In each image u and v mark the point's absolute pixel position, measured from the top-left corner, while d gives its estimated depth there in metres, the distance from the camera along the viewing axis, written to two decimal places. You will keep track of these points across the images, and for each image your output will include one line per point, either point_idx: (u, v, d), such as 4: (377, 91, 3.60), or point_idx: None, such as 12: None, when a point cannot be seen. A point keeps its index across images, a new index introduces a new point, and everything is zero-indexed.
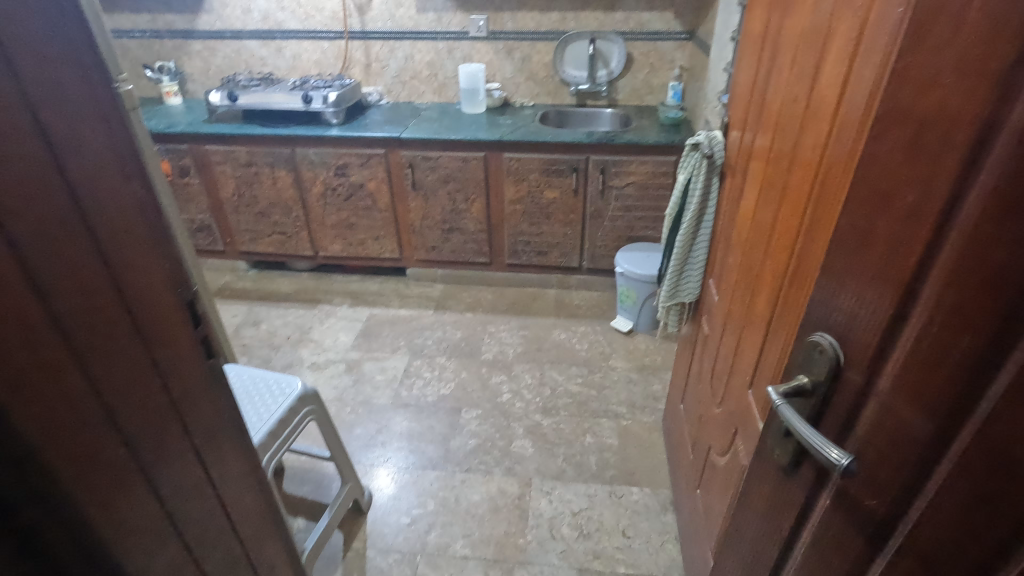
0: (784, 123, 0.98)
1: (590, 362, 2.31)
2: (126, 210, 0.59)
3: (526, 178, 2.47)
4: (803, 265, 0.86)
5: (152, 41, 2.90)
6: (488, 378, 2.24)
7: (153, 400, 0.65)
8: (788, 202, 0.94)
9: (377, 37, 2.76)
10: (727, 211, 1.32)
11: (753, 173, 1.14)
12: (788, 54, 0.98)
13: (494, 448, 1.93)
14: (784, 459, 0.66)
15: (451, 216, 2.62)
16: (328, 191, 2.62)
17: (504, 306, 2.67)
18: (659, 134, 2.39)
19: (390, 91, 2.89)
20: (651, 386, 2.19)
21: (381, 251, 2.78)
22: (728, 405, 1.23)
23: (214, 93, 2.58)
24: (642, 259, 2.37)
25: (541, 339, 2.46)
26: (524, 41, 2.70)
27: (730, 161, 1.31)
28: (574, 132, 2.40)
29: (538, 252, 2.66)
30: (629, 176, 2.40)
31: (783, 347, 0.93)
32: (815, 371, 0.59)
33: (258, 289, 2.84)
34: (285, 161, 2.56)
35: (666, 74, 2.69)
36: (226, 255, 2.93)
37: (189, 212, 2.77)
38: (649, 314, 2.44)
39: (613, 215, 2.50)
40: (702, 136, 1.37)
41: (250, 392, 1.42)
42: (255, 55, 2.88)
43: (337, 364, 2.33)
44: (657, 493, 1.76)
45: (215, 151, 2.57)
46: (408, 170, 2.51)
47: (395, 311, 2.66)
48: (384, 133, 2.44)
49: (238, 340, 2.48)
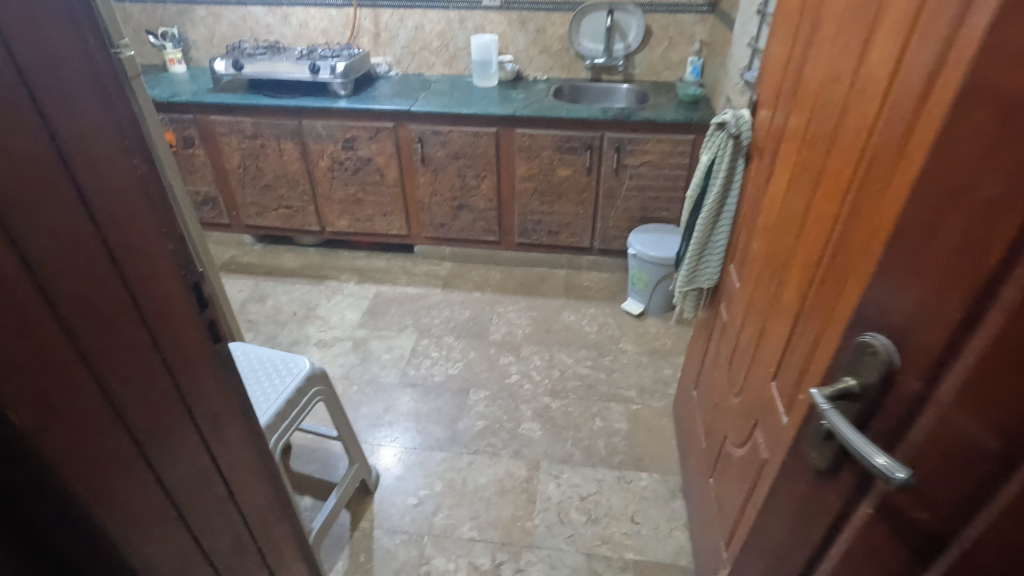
0: (821, 104, 0.93)
1: (599, 345, 2.27)
2: (127, 187, 0.55)
3: (538, 155, 2.40)
4: (841, 255, 0.81)
5: (155, 6, 2.82)
6: (497, 360, 2.21)
7: (159, 388, 0.62)
8: (824, 187, 0.89)
9: (386, 5, 2.67)
10: (752, 195, 1.26)
11: (784, 156, 1.09)
12: (828, 30, 0.93)
13: (502, 430, 1.91)
14: (821, 463, 0.63)
15: (461, 193, 2.56)
16: (335, 165, 2.56)
17: (513, 287, 2.63)
18: (677, 112, 2.31)
19: (399, 62, 2.81)
20: (661, 370, 2.16)
21: (388, 228, 2.72)
22: (747, 395, 1.19)
23: (218, 62, 2.51)
24: (655, 241, 2.32)
25: (550, 320, 2.42)
26: (539, 12, 2.60)
27: (757, 142, 1.26)
28: (589, 109, 2.33)
29: (549, 232, 2.61)
30: (644, 155, 2.33)
31: (815, 340, 0.89)
32: (863, 373, 0.55)
33: (263, 264, 2.81)
34: (291, 133, 2.50)
35: (685, 48, 2.59)
36: (231, 229, 2.88)
37: (195, 184, 2.73)
38: (661, 297, 2.40)
39: (627, 195, 2.44)
40: (728, 114, 1.32)
41: (256, 371, 1.39)
42: (261, 22, 2.79)
43: (343, 342, 2.31)
44: (665, 479, 1.75)
45: (221, 122, 2.51)
46: (418, 145, 2.44)
47: (402, 289, 2.62)
48: (393, 107, 2.37)
49: (244, 316, 2.45)
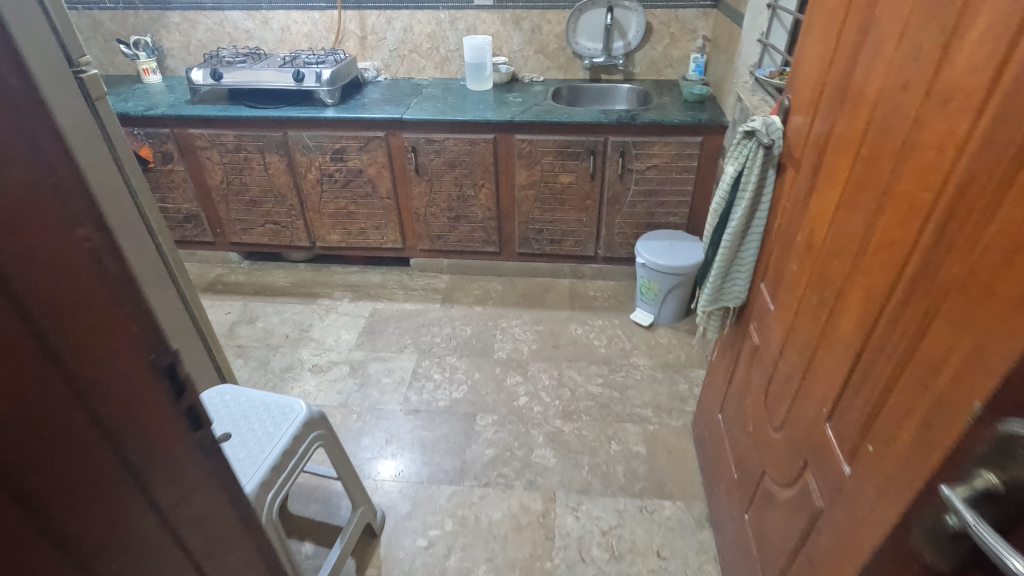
0: (880, 116, 0.83)
1: (610, 361, 2.17)
2: (70, 263, 0.42)
3: (539, 162, 2.28)
4: (923, 291, 0.71)
5: (126, 13, 2.66)
6: (503, 380, 2.10)
7: (121, 502, 0.50)
8: (892, 210, 0.79)
9: (372, 6, 2.53)
10: (788, 211, 1.16)
11: (830, 170, 0.98)
12: (886, 33, 0.82)
13: (514, 458, 1.80)
14: (940, 564, 0.53)
15: (459, 203, 2.43)
16: (324, 177, 2.43)
17: (515, 299, 2.52)
18: (683, 112, 2.20)
19: (387, 66, 2.67)
20: (676, 386, 2.05)
21: (382, 241, 2.59)
22: (791, 430, 1.09)
23: (195, 71, 2.35)
24: (664, 249, 2.22)
25: (556, 335, 2.31)
26: (533, 10, 2.47)
27: (792, 153, 1.15)
28: (591, 112, 2.21)
29: (552, 241, 2.49)
30: (650, 159, 2.22)
31: (885, 385, 0.78)
32: (1012, 472, 0.45)
33: (252, 283, 2.67)
34: (276, 144, 2.36)
35: (687, 44, 2.48)
36: (216, 246, 2.74)
37: (175, 202, 2.58)
38: (672, 307, 2.29)
39: (633, 201, 2.33)
40: (756, 121, 1.21)
41: (246, 419, 1.26)
42: (240, 27, 2.64)
43: (340, 366, 2.18)
44: (690, 506, 1.65)
45: (200, 135, 2.37)
46: (411, 154, 2.31)
47: (399, 305, 2.50)
48: (384, 115, 2.24)
49: (233, 341, 2.31)
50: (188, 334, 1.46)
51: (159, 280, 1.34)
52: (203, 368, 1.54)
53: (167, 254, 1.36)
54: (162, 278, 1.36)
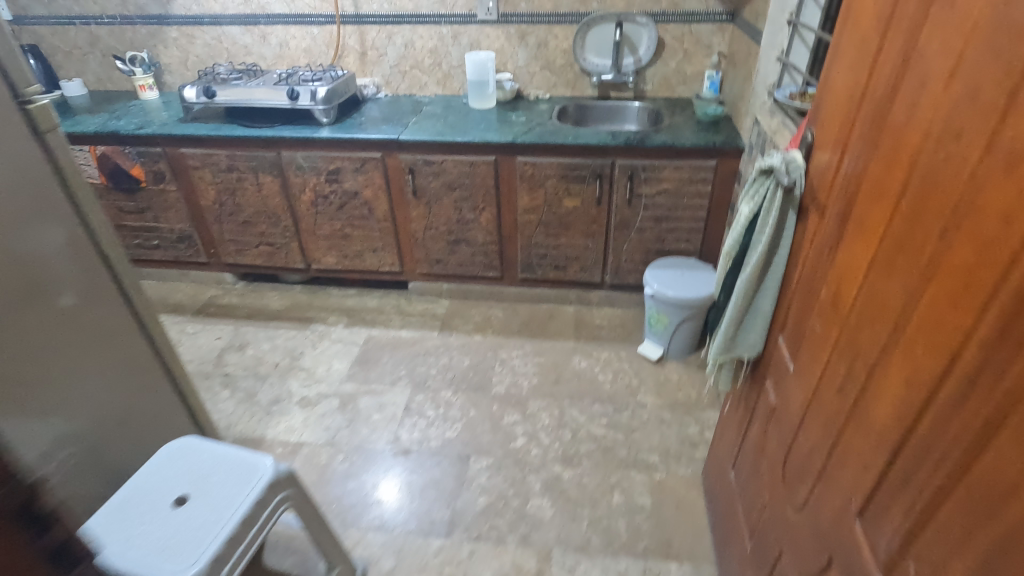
0: (923, 168, 0.69)
1: (615, 399, 2.03)
2: None
3: (542, 185, 2.16)
4: (984, 392, 0.58)
5: (123, 28, 2.61)
6: (500, 419, 1.97)
7: None
8: (939, 285, 0.65)
9: (373, 21, 2.44)
10: (810, 260, 1.02)
11: (861, 223, 0.85)
12: (933, 69, 0.69)
13: (508, 509, 1.67)
14: None
15: (458, 227, 2.32)
16: (319, 199, 2.33)
17: (517, 327, 2.39)
18: (696, 134, 2.07)
19: (388, 82, 2.57)
20: (686, 429, 1.91)
21: (380, 264, 2.49)
22: (812, 517, 0.95)
23: (188, 89, 2.27)
24: (675, 279, 2.08)
25: (559, 368, 2.18)
26: (540, 25, 2.36)
27: (816, 196, 1.02)
28: (597, 133, 2.09)
29: (556, 266, 2.36)
30: (660, 183, 2.09)
31: (932, 498, 0.64)
32: None
33: (245, 306, 2.58)
34: (270, 164, 2.27)
35: (702, 61, 2.35)
36: (210, 267, 2.66)
37: (168, 222, 2.51)
38: (682, 340, 2.15)
39: (642, 226, 2.19)
40: (775, 157, 1.07)
41: (205, 479, 1.15)
42: (237, 42, 2.57)
43: (329, 400, 2.07)
44: (699, 571, 1.50)
45: (192, 154, 2.29)
46: (409, 176, 2.21)
47: (396, 332, 2.38)
48: (381, 135, 2.14)
49: (221, 370, 2.22)
50: (147, 364, 1.39)
51: (113, 307, 1.28)
52: (165, 400, 1.46)
53: (125, 283, 1.30)
54: (117, 307, 1.29)
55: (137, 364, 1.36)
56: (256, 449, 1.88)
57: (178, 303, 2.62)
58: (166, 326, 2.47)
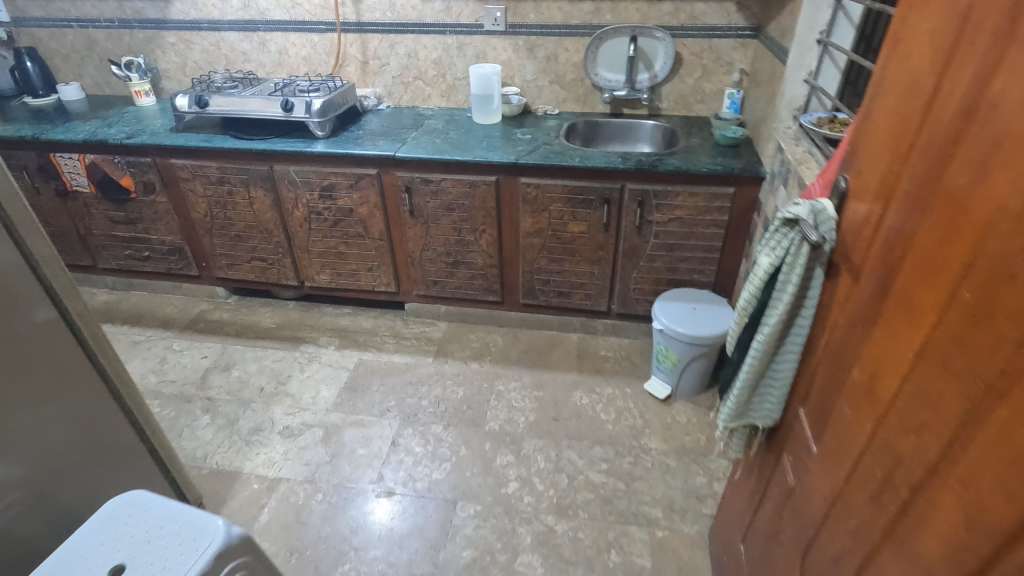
0: (993, 251, 0.55)
1: (617, 441, 1.88)
2: None
3: (546, 209, 2.02)
4: None
5: (121, 32, 2.53)
6: (492, 460, 1.83)
7: None
8: (1015, 408, 0.51)
9: (374, 30, 2.33)
10: (840, 329, 0.87)
11: (905, 300, 0.70)
12: (1008, 127, 0.55)
13: (494, 565, 1.54)
14: None
15: (457, 248, 2.19)
16: (312, 216, 2.22)
17: (516, 356, 2.25)
18: (713, 159, 1.92)
19: (390, 93, 2.46)
20: (693, 479, 1.76)
21: (375, 284, 2.37)
22: None
23: (180, 97, 2.18)
24: (686, 314, 1.93)
25: (558, 404, 2.04)
26: (549, 37, 2.23)
27: (849, 254, 0.87)
28: (606, 155, 1.95)
29: (559, 293, 2.22)
30: (673, 211, 1.94)
31: None
32: None
33: (235, 323, 2.48)
34: (261, 178, 2.17)
35: (722, 78, 2.20)
36: (202, 280, 2.57)
37: (159, 234, 2.42)
38: (692, 379, 2.00)
39: (652, 255, 2.05)
40: (800, 206, 0.93)
41: (146, 544, 1.03)
42: (236, 49, 2.47)
43: (313, 430, 1.95)
44: None
45: (182, 166, 2.20)
46: (405, 194, 2.09)
47: (388, 357, 2.26)
48: (376, 151, 2.02)
49: (203, 393, 2.12)
50: (103, 402, 1.28)
51: (61, 342, 1.17)
52: (123, 441, 1.34)
53: (75, 317, 1.20)
54: (68, 343, 1.19)
55: (92, 404, 1.26)
56: (231, 484, 1.77)
57: (167, 317, 2.53)
58: (152, 342, 2.37)
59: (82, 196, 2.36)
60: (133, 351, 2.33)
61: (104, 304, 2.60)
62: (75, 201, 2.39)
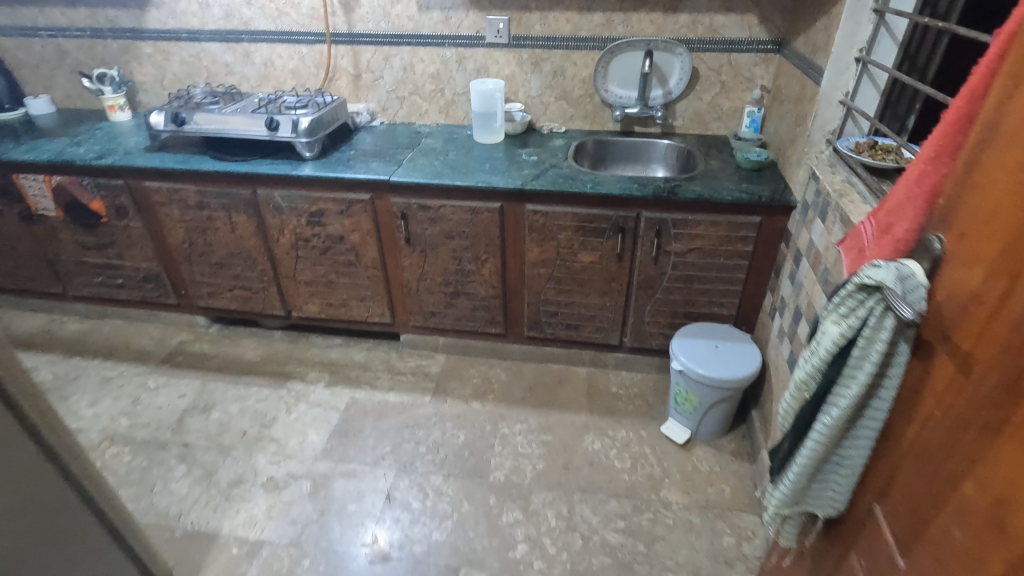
0: None
1: (634, 495, 1.72)
2: None
3: (555, 237, 1.86)
4: None
5: (93, 42, 2.35)
6: (497, 517, 1.66)
7: None
8: None
9: (367, 41, 2.16)
10: (939, 425, 0.72)
11: None
12: None
13: None
14: None
15: (457, 278, 2.03)
16: (300, 242, 2.05)
17: (521, 394, 2.09)
18: (736, 185, 1.76)
19: (384, 109, 2.30)
20: (719, 540, 1.59)
21: (367, 315, 2.19)
22: None
23: (155, 114, 2.00)
24: (707, 353, 1.77)
25: (568, 450, 1.87)
26: (556, 50, 2.07)
27: (949, 333, 0.71)
28: (621, 180, 1.79)
29: (567, 325, 2.06)
30: (693, 240, 1.79)
31: None
32: None
33: (216, 356, 2.29)
34: (244, 204, 1.99)
35: (741, 95, 2.05)
36: (181, 309, 2.38)
37: (133, 260, 2.24)
38: (713, 422, 1.84)
39: (669, 286, 1.89)
40: (883, 269, 0.77)
41: None
42: (218, 60, 2.29)
43: (299, 483, 1.77)
44: None
45: (157, 189, 2.02)
46: (401, 221, 1.92)
47: (382, 395, 2.08)
48: (369, 175, 1.85)
49: (179, 439, 1.93)
50: (49, 482, 1.08)
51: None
52: (74, 522, 1.14)
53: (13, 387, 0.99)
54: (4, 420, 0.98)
55: (36, 486, 1.05)
56: (207, 549, 1.59)
57: (143, 349, 2.34)
58: (125, 379, 2.18)
59: (48, 220, 2.18)
60: (104, 390, 2.13)
61: (74, 334, 2.40)
62: (41, 225, 2.20)
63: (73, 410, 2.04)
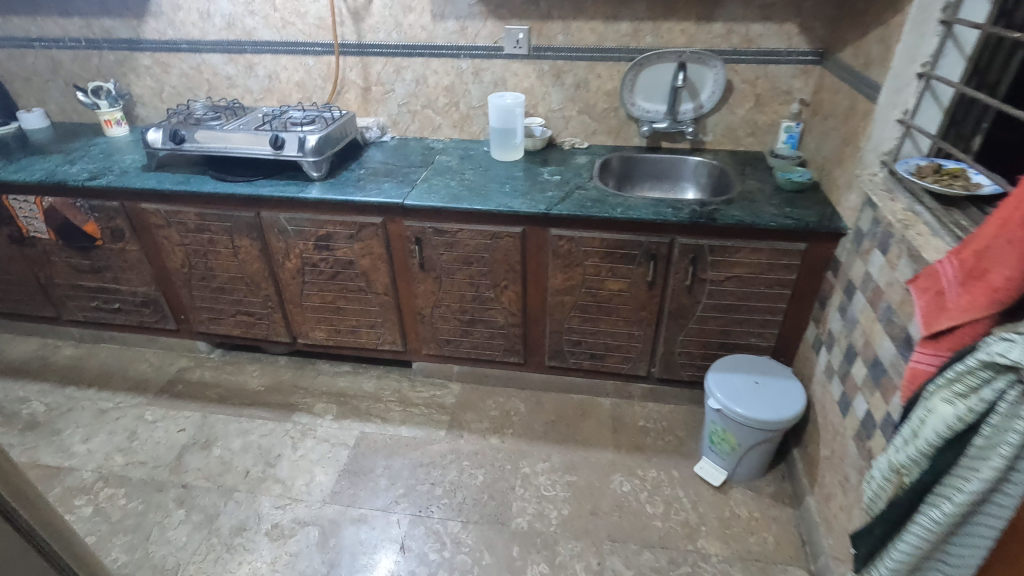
0: None
1: (669, 545, 1.58)
2: None
3: (580, 263, 1.73)
4: None
5: (88, 53, 2.23)
6: (521, 571, 1.53)
7: None
8: None
9: (377, 53, 2.04)
10: None
11: None
12: None
13: None
14: None
15: (474, 305, 1.90)
16: (306, 267, 1.92)
17: (542, 428, 1.95)
18: (779, 209, 1.63)
19: (395, 123, 2.17)
20: None
21: (378, 342, 2.07)
22: None
23: (153, 132, 1.88)
24: (747, 389, 1.64)
25: (595, 493, 1.73)
26: (579, 62, 1.94)
27: None
28: (653, 203, 1.65)
29: (592, 355, 1.93)
30: (730, 268, 1.65)
31: None
32: None
33: (218, 384, 2.17)
34: (247, 226, 1.87)
35: (777, 109, 1.91)
36: (181, 334, 2.26)
37: (130, 284, 2.11)
38: (752, 463, 1.71)
39: (703, 316, 1.76)
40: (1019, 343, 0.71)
41: None
42: (220, 73, 2.17)
43: (306, 530, 1.64)
44: None
45: (154, 211, 1.89)
46: (415, 245, 1.79)
47: (394, 430, 1.95)
48: (381, 198, 1.72)
49: (177, 479, 1.80)
50: None
51: None
52: None
53: None
54: None
55: None
56: None
57: (140, 376, 2.21)
58: (121, 411, 2.06)
59: (40, 243, 2.06)
60: (98, 423, 2.01)
61: (68, 361, 2.28)
62: (32, 247, 2.08)
63: (65, 446, 1.91)
